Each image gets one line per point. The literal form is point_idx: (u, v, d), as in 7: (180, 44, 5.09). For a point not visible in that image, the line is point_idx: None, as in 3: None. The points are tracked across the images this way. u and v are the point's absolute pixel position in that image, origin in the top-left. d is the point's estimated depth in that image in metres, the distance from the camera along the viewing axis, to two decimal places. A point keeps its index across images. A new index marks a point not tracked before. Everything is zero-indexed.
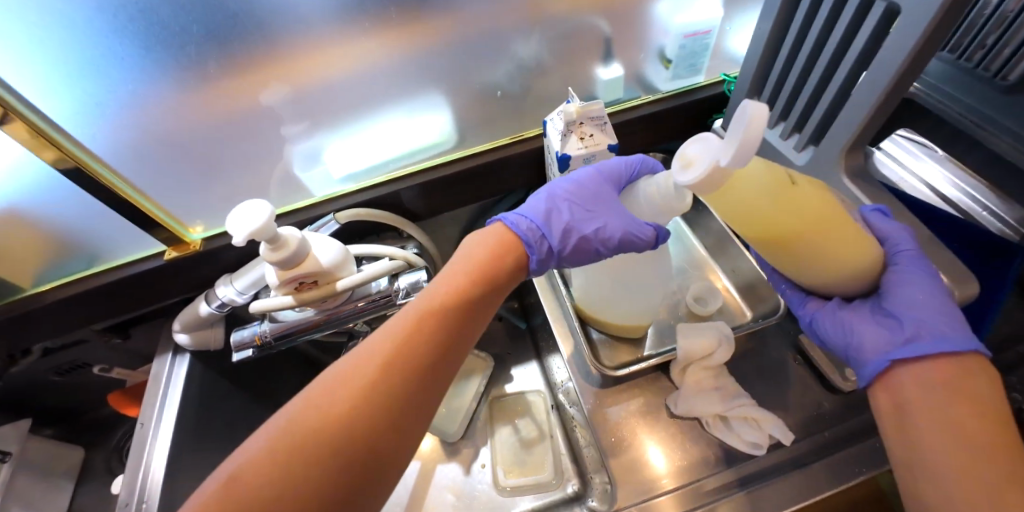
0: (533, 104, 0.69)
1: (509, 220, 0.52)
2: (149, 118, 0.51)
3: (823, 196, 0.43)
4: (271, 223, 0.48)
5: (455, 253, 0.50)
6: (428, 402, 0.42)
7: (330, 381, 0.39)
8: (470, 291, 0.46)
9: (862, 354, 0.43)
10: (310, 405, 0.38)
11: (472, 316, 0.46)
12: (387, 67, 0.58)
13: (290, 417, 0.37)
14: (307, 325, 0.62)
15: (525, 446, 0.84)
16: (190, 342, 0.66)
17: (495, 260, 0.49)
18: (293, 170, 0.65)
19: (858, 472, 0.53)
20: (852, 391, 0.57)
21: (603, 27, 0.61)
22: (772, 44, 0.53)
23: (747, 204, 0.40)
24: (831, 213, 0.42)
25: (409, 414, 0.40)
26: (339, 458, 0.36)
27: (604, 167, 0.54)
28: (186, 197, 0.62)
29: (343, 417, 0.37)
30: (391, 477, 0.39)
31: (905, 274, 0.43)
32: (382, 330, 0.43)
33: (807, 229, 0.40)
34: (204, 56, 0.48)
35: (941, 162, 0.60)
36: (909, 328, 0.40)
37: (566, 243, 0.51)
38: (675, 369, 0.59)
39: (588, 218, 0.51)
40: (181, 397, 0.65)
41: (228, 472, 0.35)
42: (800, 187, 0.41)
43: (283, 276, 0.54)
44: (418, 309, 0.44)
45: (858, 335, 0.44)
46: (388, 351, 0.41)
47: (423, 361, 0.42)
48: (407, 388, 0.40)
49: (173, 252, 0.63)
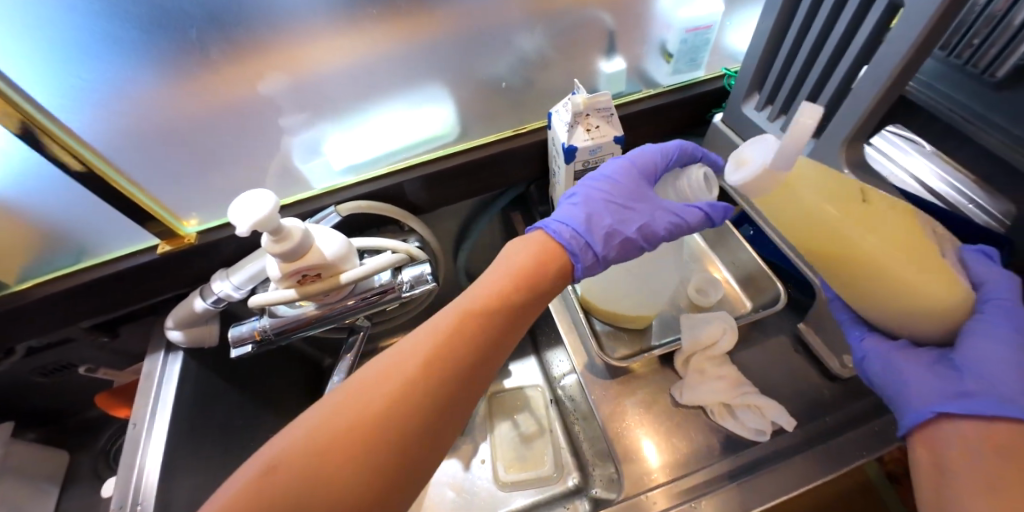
0: (536, 97, 0.69)
1: (552, 228, 0.50)
2: (145, 106, 0.50)
3: (902, 224, 0.41)
4: (276, 213, 0.47)
5: (500, 255, 0.49)
6: (461, 406, 0.42)
7: (372, 377, 0.40)
8: (513, 294, 0.46)
9: (908, 399, 0.41)
10: (350, 399, 0.39)
11: (513, 320, 0.46)
12: (391, 57, 0.57)
13: (329, 410, 0.38)
14: (301, 321, 0.61)
15: (525, 441, 0.84)
16: (184, 339, 0.64)
17: (539, 263, 0.48)
18: (293, 162, 0.64)
19: (861, 454, 0.54)
20: (849, 378, 0.59)
21: (607, 21, 0.62)
22: (774, 39, 0.54)
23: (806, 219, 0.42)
24: (908, 240, 0.40)
25: (444, 418, 0.41)
26: (372, 456, 0.36)
27: (639, 159, 0.55)
28: (181, 189, 0.60)
29: (380, 414, 0.38)
30: (421, 478, 0.40)
31: (991, 325, 0.39)
32: (425, 328, 0.43)
33: (882, 252, 0.40)
34: (205, 40, 0.47)
35: (927, 156, 0.59)
36: (969, 383, 0.38)
37: (610, 246, 0.51)
38: (679, 360, 0.61)
39: (634, 228, 0.52)
40: (175, 395, 0.63)
41: (268, 457, 0.36)
42: (868, 206, 0.42)
43: (286, 269, 0.53)
44: (461, 311, 0.44)
45: (907, 371, 0.42)
46: (429, 351, 0.41)
47: (461, 364, 0.42)
48: (445, 391, 0.41)
49: (167, 246, 0.61)
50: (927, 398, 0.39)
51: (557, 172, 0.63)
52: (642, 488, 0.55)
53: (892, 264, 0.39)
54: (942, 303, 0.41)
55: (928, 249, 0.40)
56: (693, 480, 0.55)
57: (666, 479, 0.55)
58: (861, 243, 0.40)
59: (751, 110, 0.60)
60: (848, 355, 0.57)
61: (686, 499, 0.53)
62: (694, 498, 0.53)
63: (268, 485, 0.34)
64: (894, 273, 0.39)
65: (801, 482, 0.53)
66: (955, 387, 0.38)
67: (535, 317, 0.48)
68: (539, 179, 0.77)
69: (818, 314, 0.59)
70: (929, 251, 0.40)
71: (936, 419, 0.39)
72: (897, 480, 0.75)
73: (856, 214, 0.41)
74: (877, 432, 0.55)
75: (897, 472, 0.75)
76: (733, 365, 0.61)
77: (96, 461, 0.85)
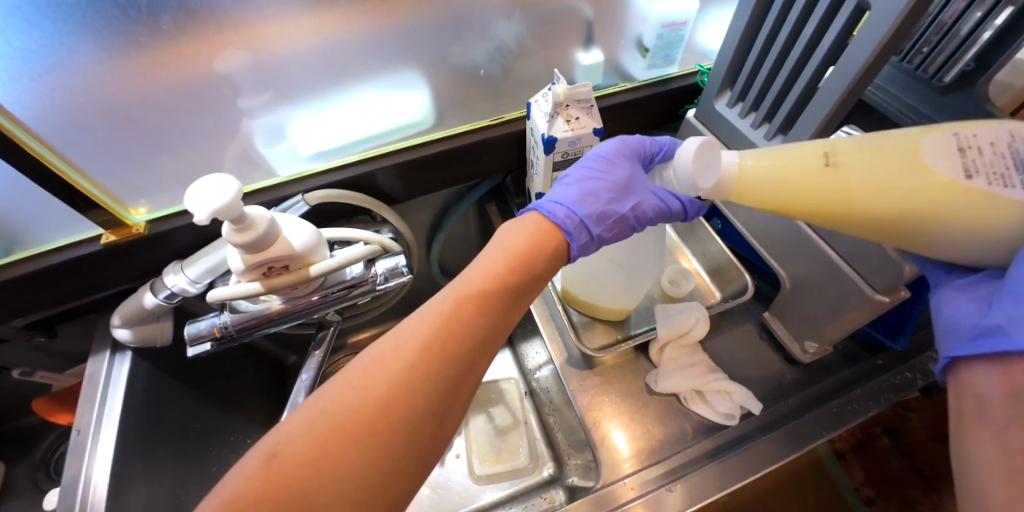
0: (513, 86, 0.68)
1: (546, 209, 0.49)
2: (88, 79, 0.45)
3: (907, 162, 0.38)
4: (238, 201, 0.44)
5: (493, 238, 0.48)
6: (463, 394, 0.41)
7: (369, 364, 0.38)
8: (509, 276, 0.44)
9: (943, 344, 0.39)
10: (350, 386, 0.37)
11: (509, 304, 0.44)
12: (363, 38, 0.54)
13: (330, 396, 0.36)
14: (261, 319, 0.57)
15: (500, 433, 0.84)
16: (132, 338, 0.59)
17: (535, 243, 0.47)
18: (254, 147, 0.60)
19: (820, 435, 0.57)
20: (809, 363, 0.63)
21: (585, 11, 0.62)
22: (746, 38, 0.55)
23: (796, 191, 0.42)
24: (904, 181, 0.38)
25: (445, 405, 0.39)
26: (374, 444, 0.35)
27: (628, 141, 0.55)
28: (129, 172, 0.55)
29: (380, 401, 0.36)
30: (426, 467, 0.38)
31: None
32: (422, 312, 0.42)
33: (879, 204, 0.39)
34: (157, 8, 0.42)
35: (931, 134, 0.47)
36: (994, 319, 0.34)
37: (603, 225, 0.51)
38: (653, 348, 0.62)
39: (629, 212, 0.53)
40: (124, 399, 0.58)
41: (268, 449, 0.34)
42: (846, 157, 0.40)
43: (250, 260, 0.49)
44: (456, 295, 0.42)
45: (945, 313, 0.39)
46: (427, 335, 0.40)
47: (461, 350, 0.40)
48: (445, 377, 0.39)
49: (111, 236, 0.56)
50: (948, 345, 0.38)
51: (536, 163, 0.62)
52: (618, 476, 0.56)
53: (888, 215, 0.39)
54: (981, 228, 0.36)
55: (944, 181, 0.36)
56: (666, 465, 0.56)
57: (640, 466, 0.56)
58: (855, 202, 0.40)
59: (722, 106, 0.61)
60: (809, 340, 0.60)
61: (660, 484, 0.54)
62: (669, 482, 0.54)
63: (270, 478, 0.33)
64: (890, 224, 0.39)
65: (767, 462, 0.55)
66: (982, 326, 0.35)
67: (530, 301, 0.47)
68: (515, 169, 0.76)
69: (782, 303, 0.61)
70: (947, 182, 0.36)
71: (956, 364, 0.37)
72: (843, 458, 0.80)
73: (833, 177, 0.40)
74: (835, 413, 0.59)
75: (843, 451, 0.81)
76: (705, 353, 0.63)
77: (35, 473, 0.77)
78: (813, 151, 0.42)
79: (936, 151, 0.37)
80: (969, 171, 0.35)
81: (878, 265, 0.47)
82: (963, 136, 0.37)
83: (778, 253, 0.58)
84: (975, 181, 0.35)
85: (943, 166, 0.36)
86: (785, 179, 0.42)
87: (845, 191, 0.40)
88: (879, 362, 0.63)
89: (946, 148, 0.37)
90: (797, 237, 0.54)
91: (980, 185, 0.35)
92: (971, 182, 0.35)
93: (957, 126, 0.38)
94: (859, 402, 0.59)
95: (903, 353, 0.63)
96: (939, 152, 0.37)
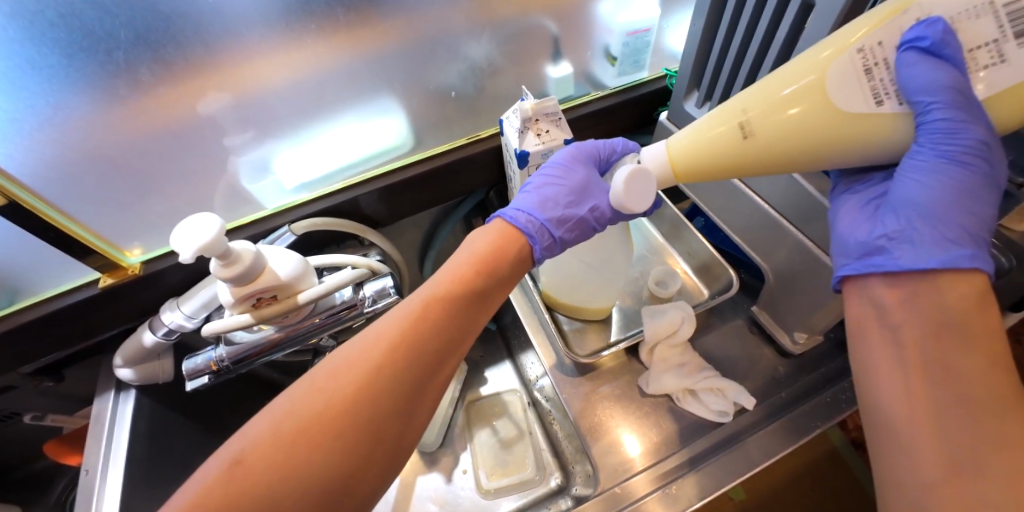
0: (487, 103, 0.70)
1: (509, 215, 0.51)
2: (77, 131, 0.47)
3: (821, 105, 0.38)
4: (222, 237, 0.45)
5: (460, 246, 0.49)
6: (432, 390, 0.43)
7: (337, 366, 0.40)
8: (475, 279, 0.46)
9: (838, 257, 0.42)
10: (317, 388, 0.39)
11: (476, 303, 0.46)
12: (337, 70, 0.56)
13: (298, 397, 0.38)
14: (263, 345, 0.59)
15: (504, 446, 0.84)
16: (134, 377, 0.61)
17: (498, 247, 0.48)
18: (240, 183, 0.62)
19: (814, 426, 0.57)
20: (801, 354, 0.63)
21: (550, 27, 0.64)
22: (707, 39, 0.56)
23: (723, 164, 0.44)
24: (825, 130, 0.38)
25: (410, 402, 0.41)
26: (338, 442, 0.37)
27: (583, 146, 0.55)
28: (122, 217, 0.57)
29: (347, 399, 0.38)
30: (392, 464, 0.40)
31: (927, 160, 0.37)
32: (389, 316, 0.43)
33: (818, 151, 0.40)
34: (135, 62, 0.44)
35: (1011, 25, 0.32)
36: (878, 241, 0.38)
37: (564, 228, 0.51)
38: (642, 351, 0.63)
39: (588, 214, 0.52)
40: (130, 435, 0.60)
41: (233, 455, 0.36)
42: (762, 122, 0.41)
43: (238, 293, 0.51)
44: (423, 298, 0.44)
45: (840, 227, 0.42)
46: (393, 336, 0.41)
47: (425, 350, 0.42)
48: (411, 375, 0.41)
49: (109, 278, 0.58)
50: (840, 264, 0.41)
51: (513, 178, 0.63)
52: (619, 480, 0.56)
53: (823, 161, 0.41)
54: (888, 137, 0.39)
55: (861, 116, 0.37)
56: (666, 466, 0.57)
57: (645, 466, 0.57)
58: (778, 158, 0.42)
59: (691, 107, 0.61)
60: (799, 331, 0.60)
61: (660, 486, 0.55)
62: (668, 483, 0.55)
63: (236, 478, 0.34)
64: (821, 164, 0.41)
65: (764, 456, 0.55)
66: (868, 244, 0.39)
67: (500, 300, 0.49)
68: (497, 184, 0.76)
69: (768, 294, 0.61)
70: (863, 118, 0.37)
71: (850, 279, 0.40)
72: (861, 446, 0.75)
73: (745, 150, 0.42)
74: (828, 403, 0.59)
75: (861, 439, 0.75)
76: (695, 351, 0.63)
77: None
78: (730, 125, 0.43)
79: (844, 85, 0.36)
80: (879, 96, 0.37)
81: None
82: (863, 49, 0.36)
83: (756, 246, 0.59)
84: (887, 105, 0.37)
85: (857, 101, 0.37)
86: (703, 158, 0.45)
87: (775, 150, 0.41)
88: None
89: (854, 73, 0.36)
90: (775, 229, 0.55)
91: (890, 108, 0.37)
92: (879, 109, 0.37)
93: (855, 35, 0.36)
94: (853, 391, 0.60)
95: None
96: (847, 83, 0.36)
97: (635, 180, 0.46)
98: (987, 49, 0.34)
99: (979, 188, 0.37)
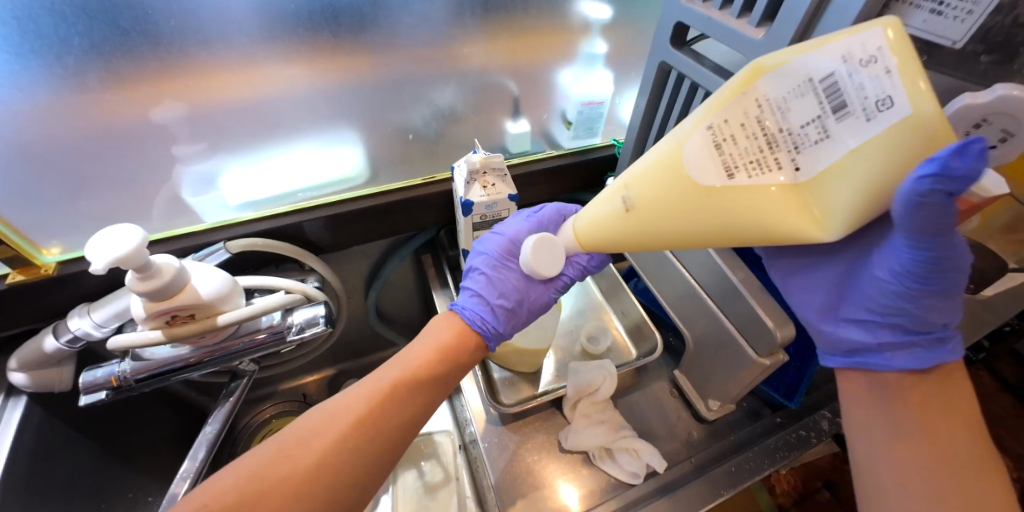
0: (447, 147, 0.72)
1: None
2: (9, 123, 0.46)
3: (680, 180, 0.37)
4: (143, 249, 0.44)
5: (427, 327, 0.52)
6: (388, 464, 0.46)
7: (303, 434, 0.43)
8: (438, 365, 0.49)
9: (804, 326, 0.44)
10: (283, 454, 0.42)
11: (439, 386, 0.48)
12: (296, 97, 0.58)
13: (265, 459, 0.42)
14: (177, 364, 0.56)
15: (429, 490, 0.77)
16: (27, 383, 0.56)
17: (461, 333, 0.51)
18: (181, 195, 0.60)
19: (718, 494, 0.58)
20: (715, 421, 0.65)
21: (511, 87, 0.69)
22: (647, 119, 0.61)
23: (625, 237, 0.43)
24: (703, 204, 0.36)
25: (364, 477, 0.43)
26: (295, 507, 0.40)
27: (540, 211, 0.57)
28: (45, 213, 0.55)
29: (308, 471, 0.41)
30: None
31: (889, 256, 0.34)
32: (358, 389, 0.46)
33: (708, 227, 0.37)
34: (85, 67, 0.45)
35: (829, 103, 0.30)
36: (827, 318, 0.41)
37: (492, 286, 0.54)
38: (566, 405, 0.64)
39: (518, 275, 0.54)
40: (7, 449, 0.55)
41: (199, 500, 0.39)
42: (641, 197, 0.40)
43: (152, 308, 0.49)
44: (390, 378, 0.46)
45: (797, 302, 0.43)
46: (359, 412, 0.44)
47: (386, 430, 0.45)
48: (370, 450, 0.44)
49: (18, 275, 0.55)
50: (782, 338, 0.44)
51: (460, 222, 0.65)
52: None
53: None
54: None
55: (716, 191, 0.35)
56: None
57: None
58: (670, 233, 0.39)
59: None
60: (712, 399, 0.63)
61: None
62: None
63: None
64: None
65: None
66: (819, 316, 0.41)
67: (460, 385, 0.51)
68: (448, 224, 0.78)
69: (689, 361, 0.64)
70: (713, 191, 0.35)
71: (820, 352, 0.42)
72: None
73: (633, 223, 0.41)
74: (732, 472, 0.61)
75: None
76: (616, 410, 0.65)
77: None
78: (617, 199, 0.42)
79: (697, 162, 0.36)
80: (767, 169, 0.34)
81: (756, 331, 0.51)
82: (715, 123, 0.35)
83: (680, 313, 0.62)
84: None
85: (733, 174, 0.35)
86: (608, 229, 0.44)
87: (658, 223, 0.39)
88: (778, 420, 0.67)
89: (703, 149, 0.36)
90: (697, 301, 0.58)
91: None
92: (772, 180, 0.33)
93: (707, 113, 0.36)
94: (755, 462, 0.62)
95: (798, 411, 0.67)
96: (698, 161, 0.36)
97: (543, 246, 0.49)
98: (813, 126, 0.31)
99: (942, 282, 0.33)
